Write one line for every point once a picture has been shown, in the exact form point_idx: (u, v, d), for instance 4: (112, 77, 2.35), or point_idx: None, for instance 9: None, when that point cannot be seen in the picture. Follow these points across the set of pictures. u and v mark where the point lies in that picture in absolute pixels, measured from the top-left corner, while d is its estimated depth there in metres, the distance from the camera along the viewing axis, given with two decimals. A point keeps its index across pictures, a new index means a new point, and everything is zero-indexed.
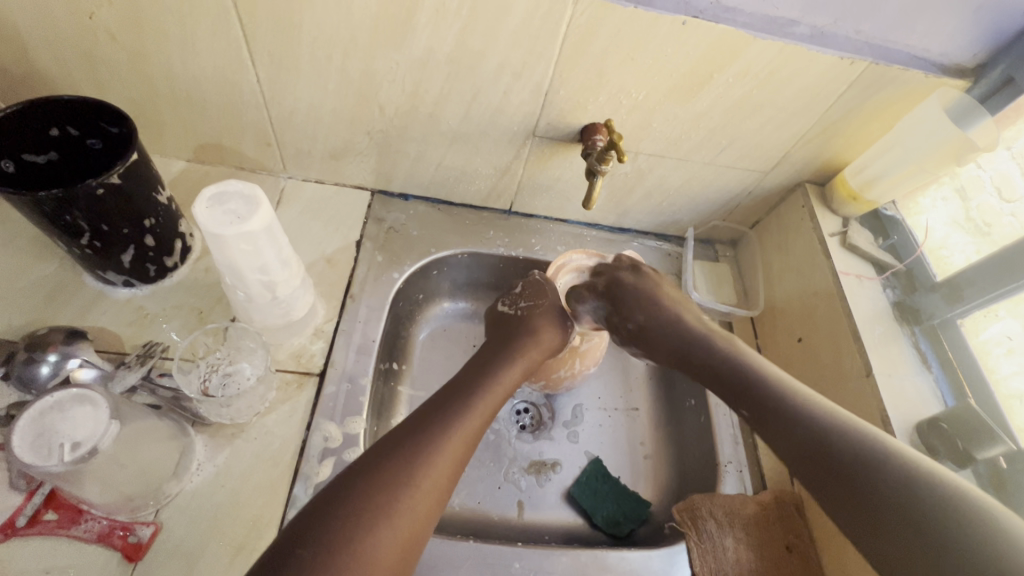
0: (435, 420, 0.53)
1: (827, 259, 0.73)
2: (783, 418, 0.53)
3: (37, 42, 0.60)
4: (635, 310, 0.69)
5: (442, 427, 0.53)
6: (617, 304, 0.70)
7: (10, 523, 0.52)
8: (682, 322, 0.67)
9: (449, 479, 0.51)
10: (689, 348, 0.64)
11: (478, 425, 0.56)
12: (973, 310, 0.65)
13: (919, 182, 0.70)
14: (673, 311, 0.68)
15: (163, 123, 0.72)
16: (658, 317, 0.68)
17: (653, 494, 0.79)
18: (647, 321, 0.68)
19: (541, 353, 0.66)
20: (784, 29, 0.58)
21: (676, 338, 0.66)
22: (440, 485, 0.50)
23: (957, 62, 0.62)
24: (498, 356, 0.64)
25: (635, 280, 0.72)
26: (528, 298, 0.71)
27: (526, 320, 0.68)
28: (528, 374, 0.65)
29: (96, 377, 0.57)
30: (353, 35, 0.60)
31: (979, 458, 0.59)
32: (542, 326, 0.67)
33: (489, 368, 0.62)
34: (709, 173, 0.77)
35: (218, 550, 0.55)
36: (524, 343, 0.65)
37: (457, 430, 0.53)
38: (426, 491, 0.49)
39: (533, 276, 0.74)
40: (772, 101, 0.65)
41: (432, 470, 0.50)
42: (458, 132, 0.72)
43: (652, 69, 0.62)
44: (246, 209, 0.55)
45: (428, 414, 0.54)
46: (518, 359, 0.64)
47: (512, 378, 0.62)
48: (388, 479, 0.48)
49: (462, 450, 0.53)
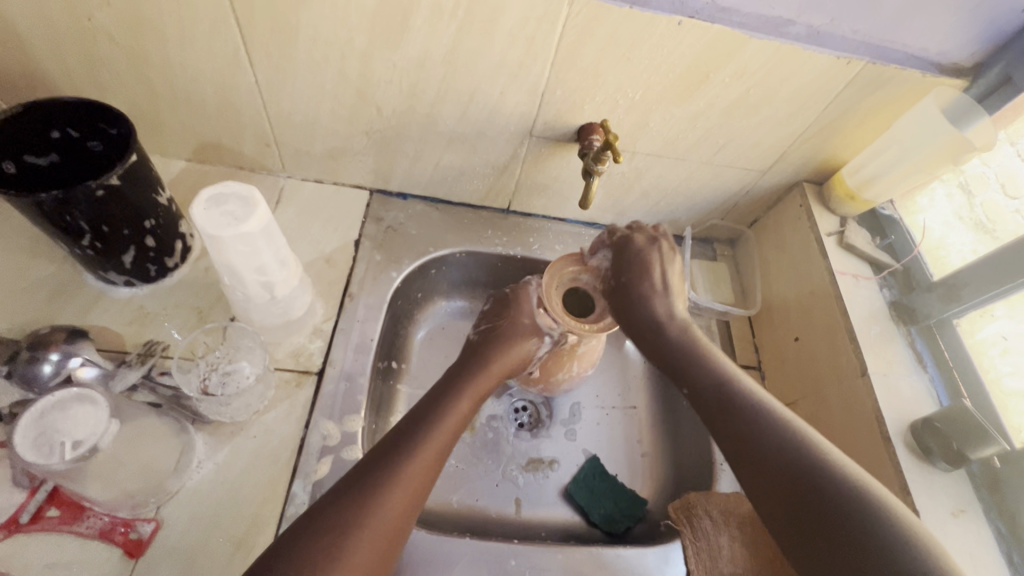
0: (393, 451, 0.54)
1: (824, 258, 0.74)
2: (738, 425, 0.53)
3: (37, 44, 0.60)
4: (626, 271, 0.67)
5: (402, 454, 0.54)
6: (619, 258, 0.68)
7: (12, 520, 0.53)
8: (653, 301, 0.65)
9: (407, 511, 0.52)
10: (651, 329, 0.64)
11: (435, 456, 0.56)
12: (968, 311, 0.65)
13: (917, 182, 0.70)
14: (654, 288, 0.66)
15: (163, 123, 0.72)
16: (639, 286, 0.65)
17: (650, 492, 0.79)
18: (627, 287, 0.66)
19: (493, 378, 0.66)
20: (780, 29, 0.58)
21: (642, 316, 0.65)
22: (401, 513, 0.51)
23: (955, 61, 0.62)
24: (450, 385, 0.64)
25: (645, 248, 0.68)
26: (492, 318, 0.72)
27: (482, 346, 0.69)
28: (478, 402, 0.64)
29: (97, 376, 0.58)
30: (350, 36, 0.60)
31: (973, 458, 0.58)
32: (497, 352, 0.68)
33: (442, 393, 0.62)
34: (706, 172, 0.77)
35: (218, 546, 0.56)
36: (476, 375, 0.65)
37: (418, 456, 0.54)
38: (388, 516, 0.50)
39: (505, 294, 0.74)
40: (769, 101, 0.65)
41: (395, 496, 0.51)
42: (455, 132, 0.72)
43: (649, 69, 0.62)
44: (243, 211, 0.56)
45: (392, 446, 0.55)
46: (469, 388, 0.64)
47: (463, 410, 0.62)
48: (359, 502, 0.49)
49: (419, 483, 0.53)
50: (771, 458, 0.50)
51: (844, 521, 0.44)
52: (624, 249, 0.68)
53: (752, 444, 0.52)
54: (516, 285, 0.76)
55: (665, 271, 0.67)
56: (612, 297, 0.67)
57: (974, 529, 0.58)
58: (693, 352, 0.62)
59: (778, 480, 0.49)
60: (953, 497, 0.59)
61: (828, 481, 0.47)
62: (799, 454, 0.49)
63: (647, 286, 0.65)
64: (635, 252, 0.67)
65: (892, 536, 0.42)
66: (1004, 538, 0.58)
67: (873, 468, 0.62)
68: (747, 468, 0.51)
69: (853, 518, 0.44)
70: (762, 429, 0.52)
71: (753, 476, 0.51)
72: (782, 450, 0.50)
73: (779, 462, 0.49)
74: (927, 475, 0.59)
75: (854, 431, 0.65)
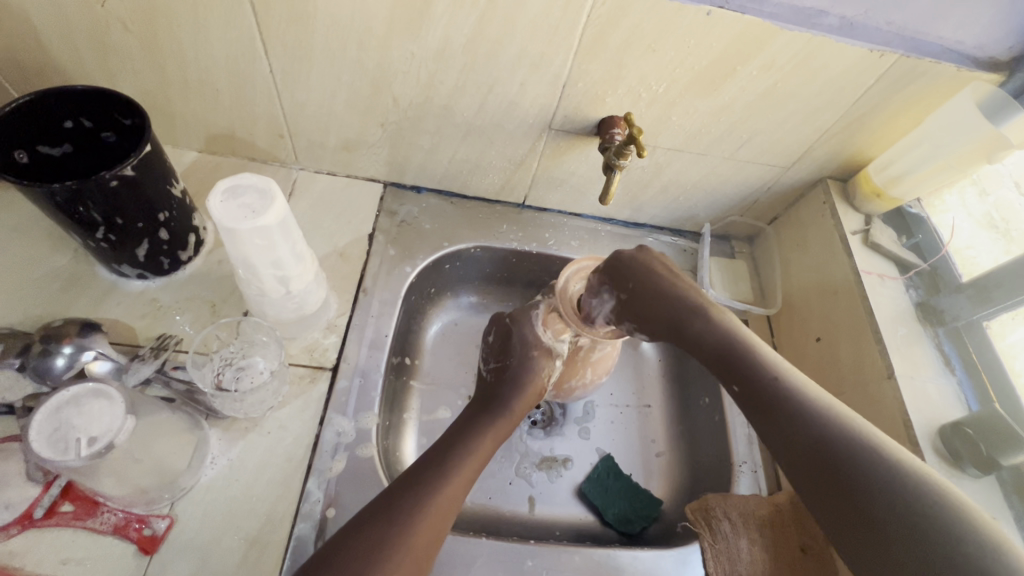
0: (416, 484, 0.54)
1: (849, 257, 0.72)
2: (787, 423, 0.47)
3: (50, 31, 0.59)
4: (627, 279, 0.62)
5: (433, 483, 0.55)
6: (615, 270, 0.64)
7: (26, 515, 0.52)
8: (670, 301, 0.59)
9: (434, 537, 0.52)
10: (675, 329, 0.58)
11: (454, 494, 0.55)
12: (999, 312, 0.64)
13: (947, 179, 0.68)
14: (663, 288, 0.61)
15: (175, 113, 0.71)
16: (646, 291, 0.61)
17: (666, 493, 0.78)
18: (635, 293, 0.61)
19: (511, 422, 0.65)
20: (811, 20, 0.56)
21: (661, 315, 0.59)
22: (426, 542, 0.51)
23: (992, 55, 0.59)
24: (467, 425, 0.63)
25: (638, 253, 0.65)
26: (500, 356, 0.71)
27: (496, 386, 0.68)
28: (500, 442, 0.64)
29: (111, 370, 0.58)
30: (367, 25, 0.58)
31: (1002, 463, 0.56)
32: (513, 395, 0.66)
33: (464, 431, 0.62)
34: (727, 167, 0.75)
35: (232, 544, 0.55)
36: (494, 421, 0.64)
37: (443, 488, 0.55)
38: (418, 542, 0.51)
39: (505, 326, 0.72)
40: (796, 96, 0.63)
41: (422, 523, 0.52)
42: (472, 125, 0.71)
43: (674, 61, 0.60)
44: (260, 203, 0.54)
45: (416, 477, 0.56)
46: (487, 430, 0.63)
47: (484, 451, 0.61)
48: (393, 527, 0.50)
49: (438, 521, 0.53)
50: (820, 461, 0.44)
51: (905, 531, 0.39)
52: (618, 260, 0.64)
53: (799, 443, 0.46)
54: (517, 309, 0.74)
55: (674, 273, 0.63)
56: (624, 306, 0.62)
57: (1004, 537, 0.56)
58: (731, 346, 0.54)
59: (832, 487, 0.43)
60: (982, 503, 0.58)
61: (884, 483, 0.41)
62: (849, 451, 0.43)
63: (662, 285, 0.61)
64: (631, 259, 0.64)
65: (960, 543, 0.37)
66: None
67: None
68: (794, 467, 0.46)
69: (916, 526, 0.39)
70: (807, 423, 0.46)
71: (805, 480, 0.45)
72: (838, 449, 0.44)
73: (832, 464, 0.43)
74: (956, 480, 0.58)
75: (879, 435, 0.63)
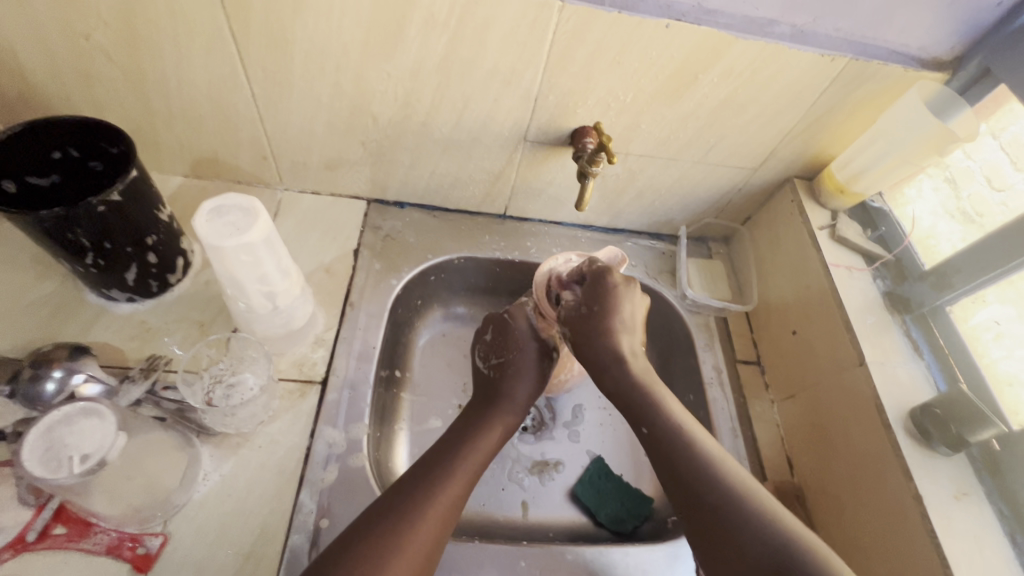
0: (423, 486, 0.56)
1: (817, 251, 0.75)
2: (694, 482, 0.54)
3: (36, 66, 0.61)
4: (594, 305, 0.63)
5: (441, 479, 0.57)
6: (591, 291, 0.64)
7: (19, 539, 0.53)
8: (615, 337, 0.63)
9: (440, 531, 0.54)
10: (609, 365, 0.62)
11: (458, 492, 0.57)
12: (960, 297, 0.67)
13: (905, 173, 0.71)
14: (616, 326, 0.63)
15: (161, 141, 0.73)
16: (603, 321, 0.63)
17: (656, 490, 0.80)
18: (593, 316, 0.63)
19: (515, 415, 0.67)
20: (764, 29, 0.60)
21: (601, 343, 0.63)
22: (428, 546, 0.52)
23: (936, 55, 0.63)
24: (475, 419, 0.66)
25: (620, 284, 0.64)
26: (499, 352, 0.71)
27: (497, 382, 0.69)
28: (507, 436, 0.66)
29: (102, 392, 0.59)
30: (345, 49, 0.61)
31: (972, 441, 0.59)
32: (516, 386, 0.68)
33: (470, 428, 0.64)
34: (698, 171, 0.79)
35: (226, 558, 0.55)
36: (501, 413, 0.66)
37: (450, 486, 0.57)
38: (419, 545, 0.52)
39: (500, 318, 0.73)
40: (755, 101, 0.67)
41: (425, 528, 0.53)
42: (451, 140, 0.73)
43: (638, 73, 0.63)
44: (245, 221, 0.56)
45: (418, 478, 0.57)
46: (493, 424, 0.65)
47: (490, 442, 0.64)
48: (396, 522, 0.52)
49: (440, 524, 0.54)
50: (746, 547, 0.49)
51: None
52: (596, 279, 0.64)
53: (711, 499, 0.52)
54: (512, 306, 0.74)
55: (620, 290, 0.64)
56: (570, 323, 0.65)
57: (977, 512, 0.58)
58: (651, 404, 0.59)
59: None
60: (955, 480, 0.60)
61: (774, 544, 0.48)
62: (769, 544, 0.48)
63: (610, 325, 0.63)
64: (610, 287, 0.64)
65: None
66: (1006, 519, 0.58)
67: (875, 456, 0.63)
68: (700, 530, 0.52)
69: None
70: (729, 513, 0.50)
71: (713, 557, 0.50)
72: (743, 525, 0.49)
73: (755, 547, 0.48)
74: (928, 459, 0.60)
75: (855, 421, 0.65)
